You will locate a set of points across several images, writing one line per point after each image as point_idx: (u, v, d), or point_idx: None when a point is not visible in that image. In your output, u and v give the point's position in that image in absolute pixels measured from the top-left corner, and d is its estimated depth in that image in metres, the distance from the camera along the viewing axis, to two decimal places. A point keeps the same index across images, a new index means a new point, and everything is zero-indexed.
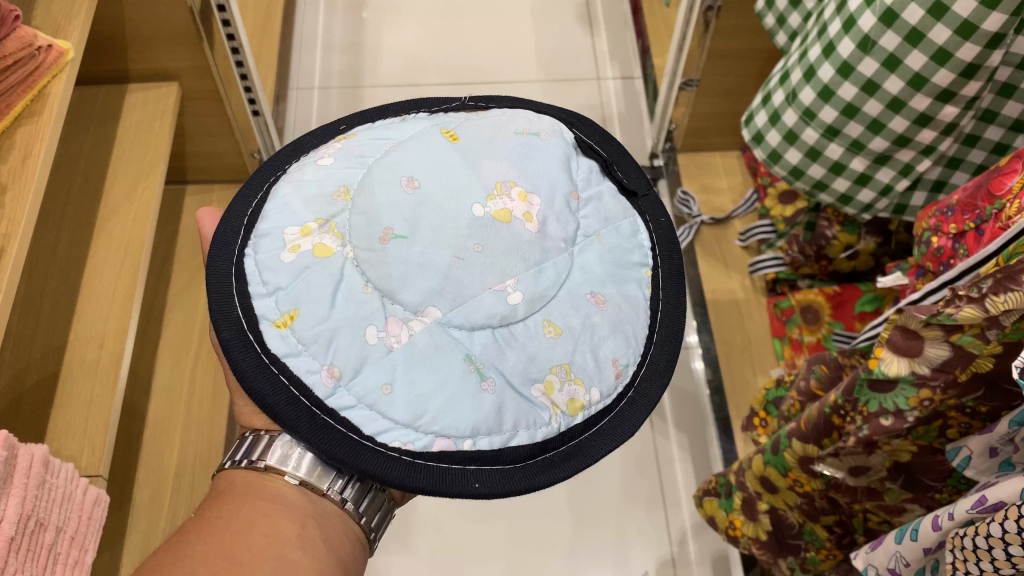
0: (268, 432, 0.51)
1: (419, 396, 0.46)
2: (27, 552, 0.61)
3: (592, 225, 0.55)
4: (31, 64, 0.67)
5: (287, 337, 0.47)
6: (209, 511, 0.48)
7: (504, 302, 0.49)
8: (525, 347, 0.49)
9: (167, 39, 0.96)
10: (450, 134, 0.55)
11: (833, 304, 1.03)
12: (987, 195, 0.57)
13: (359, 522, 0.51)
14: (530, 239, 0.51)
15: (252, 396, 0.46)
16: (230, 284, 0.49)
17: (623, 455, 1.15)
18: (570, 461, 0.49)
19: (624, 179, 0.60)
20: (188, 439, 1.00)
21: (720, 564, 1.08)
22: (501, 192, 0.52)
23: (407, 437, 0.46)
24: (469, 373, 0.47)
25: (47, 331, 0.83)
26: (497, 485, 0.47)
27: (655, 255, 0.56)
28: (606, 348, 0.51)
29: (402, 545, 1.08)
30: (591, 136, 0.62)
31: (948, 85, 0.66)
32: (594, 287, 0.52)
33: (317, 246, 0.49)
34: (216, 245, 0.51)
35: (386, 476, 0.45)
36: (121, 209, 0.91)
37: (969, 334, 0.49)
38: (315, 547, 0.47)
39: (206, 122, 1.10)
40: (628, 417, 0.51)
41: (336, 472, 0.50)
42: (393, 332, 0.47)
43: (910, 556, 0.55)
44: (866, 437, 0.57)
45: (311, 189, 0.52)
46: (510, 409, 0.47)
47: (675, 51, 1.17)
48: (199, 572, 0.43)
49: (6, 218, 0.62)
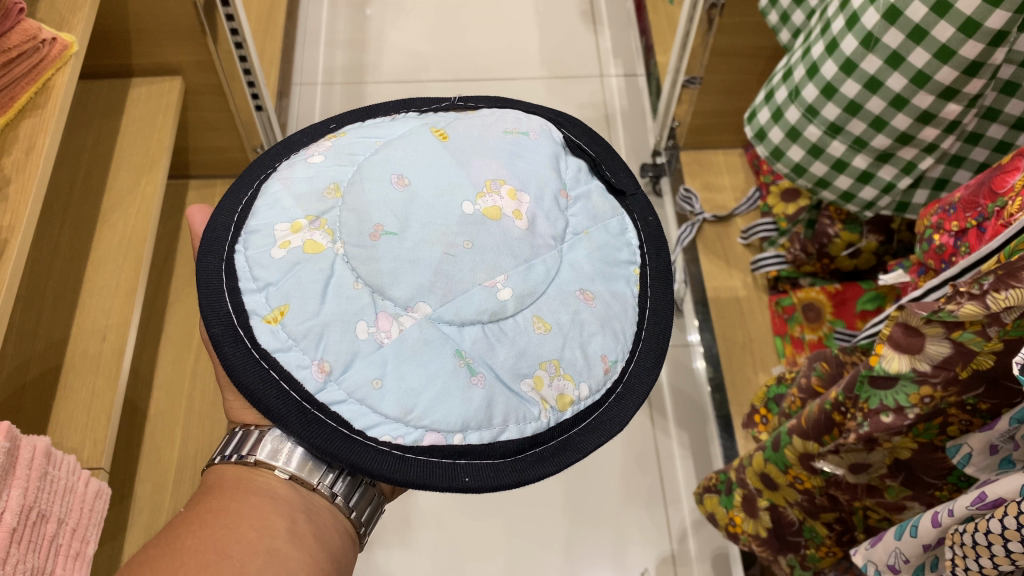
0: (257, 428, 0.51)
1: (409, 390, 0.46)
2: (28, 543, 0.62)
3: (581, 223, 0.55)
4: (35, 57, 0.67)
5: (277, 332, 0.47)
6: (198, 506, 0.47)
7: (493, 298, 0.49)
8: (515, 342, 0.49)
9: (171, 33, 0.96)
10: (439, 132, 0.55)
11: (835, 303, 1.02)
12: (989, 192, 0.57)
13: (349, 516, 0.51)
14: (519, 236, 0.51)
15: (241, 390, 0.46)
16: (220, 280, 0.49)
17: (624, 451, 1.16)
18: (559, 456, 0.49)
19: (612, 178, 0.60)
20: (189, 431, 0.99)
21: (720, 561, 1.08)
22: (490, 190, 0.52)
23: (397, 431, 0.46)
24: (458, 368, 0.47)
25: (49, 324, 0.83)
26: (486, 479, 0.47)
27: (643, 253, 0.57)
28: (595, 344, 0.51)
29: (402, 540, 1.09)
30: (580, 136, 0.62)
31: (951, 82, 0.66)
32: (583, 284, 0.52)
33: (307, 242, 0.49)
34: (205, 240, 0.51)
35: (375, 470, 0.45)
36: (124, 202, 0.92)
37: (970, 331, 0.49)
38: (304, 541, 0.47)
39: (210, 116, 1.11)
40: (617, 413, 0.51)
41: (326, 466, 0.50)
42: (383, 328, 0.47)
43: (909, 552, 0.55)
44: (866, 433, 0.57)
45: (301, 186, 0.52)
46: (499, 403, 0.47)
47: (678, 48, 1.17)
48: (187, 565, 0.42)
49: (10, 210, 0.62)
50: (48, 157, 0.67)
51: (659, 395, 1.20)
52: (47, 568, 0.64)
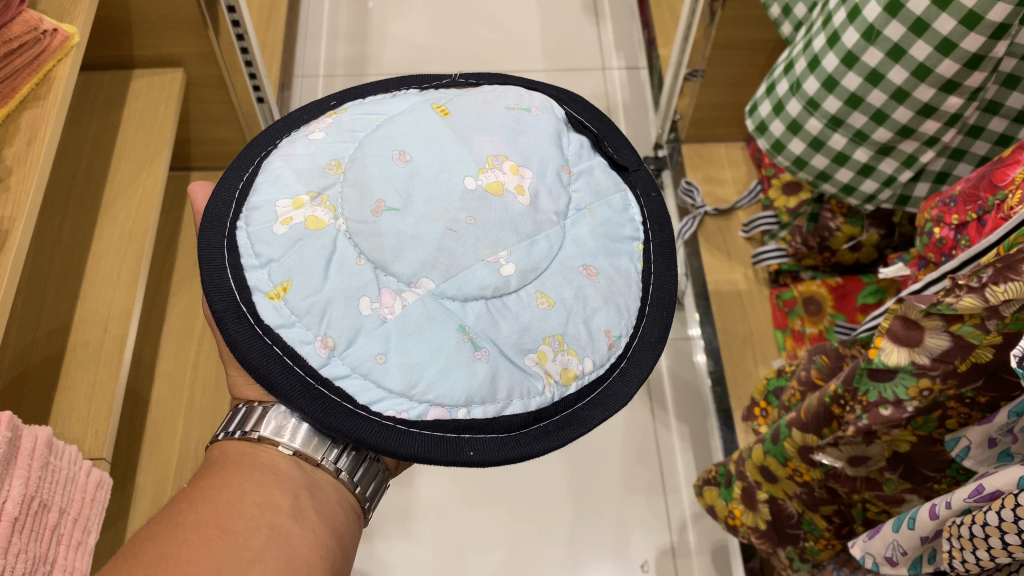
0: (262, 404, 0.51)
1: (413, 364, 0.46)
2: (30, 532, 0.62)
3: (583, 199, 0.55)
4: (36, 48, 0.67)
5: (280, 309, 0.47)
6: (201, 481, 0.47)
7: (497, 274, 0.49)
8: (518, 317, 0.49)
9: (173, 25, 0.96)
10: (441, 108, 0.55)
11: (837, 296, 1.03)
12: (989, 186, 0.57)
13: (354, 492, 0.51)
14: (522, 212, 0.51)
15: (245, 366, 0.46)
16: (222, 258, 0.49)
17: (624, 445, 1.16)
18: (564, 430, 0.49)
19: (615, 154, 0.61)
20: (190, 423, 0.99)
21: (719, 554, 1.09)
22: (492, 166, 0.52)
23: (401, 406, 0.46)
24: (462, 343, 0.47)
25: (50, 315, 0.83)
26: (491, 453, 0.46)
27: (646, 229, 0.57)
28: (599, 319, 0.51)
29: (403, 531, 1.09)
30: (582, 112, 0.62)
31: (952, 75, 0.66)
32: (586, 260, 0.53)
33: (310, 219, 0.49)
34: (206, 217, 0.51)
35: (380, 445, 0.45)
36: (125, 194, 0.92)
37: (969, 325, 0.49)
38: (308, 518, 0.47)
39: (211, 108, 1.11)
40: (621, 387, 0.52)
41: (331, 442, 0.50)
42: (386, 304, 0.47)
43: (907, 544, 0.55)
44: (866, 426, 0.58)
45: (302, 162, 0.52)
46: (504, 377, 0.48)
47: (680, 40, 1.17)
48: (190, 541, 0.42)
49: (11, 201, 0.62)
50: (49, 149, 0.67)
51: (659, 387, 1.20)
52: (48, 558, 0.64)
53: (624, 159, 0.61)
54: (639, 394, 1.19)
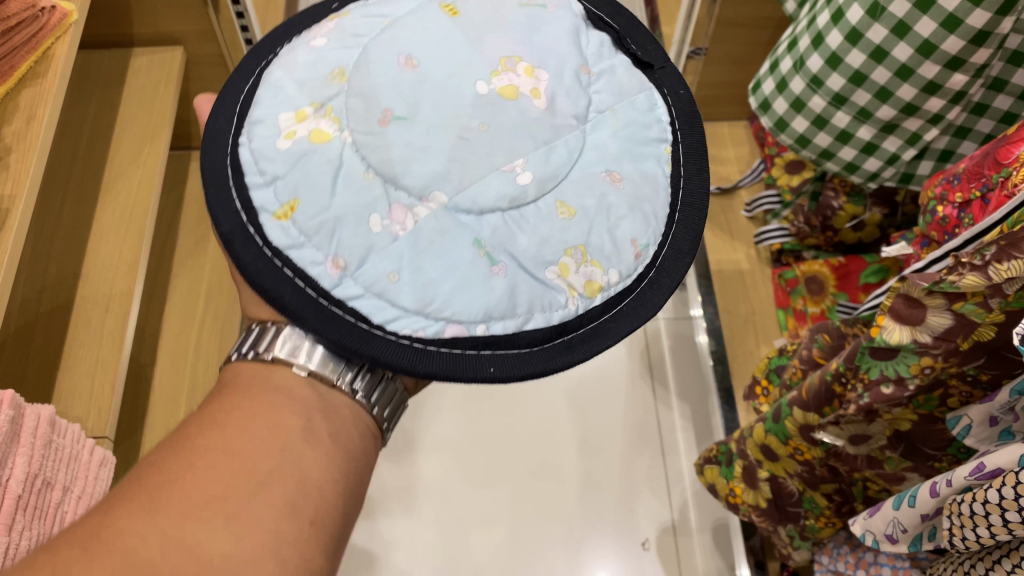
0: (274, 325, 0.49)
1: (427, 281, 0.46)
2: (35, 510, 0.62)
3: (604, 100, 0.54)
4: (35, 25, 0.67)
5: (288, 229, 0.47)
6: (213, 402, 0.46)
7: (511, 184, 0.49)
8: (536, 229, 0.49)
9: (172, 3, 0.95)
10: (451, 7, 0.54)
11: (838, 275, 1.03)
12: (994, 163, 0.56)
13: (371, 412, 0.50)
14: (537, 117, 0.51)
15: (260, 293, 0.47)
16: (228, 180, 0.49)
17: (625, 425, 1.16)
18: (589, 343, 0.50)
19: (638, 51, 0.59)
20: (192, 402, 0.99)
21: (720, 532, 1.10)
22: (505, 69, 0.52)
23: (418, 324, 0.46)
24: (479, 257, 0.47)
25: (52, 291, 0.84)
26: (512, 368, 0.47)
27: (676, 131, 0.56)
28: (624, 228, 0.51)
29: (405, 509, 1.10)
30: (602, 8, 0.61)
31: (958, 52, 0.65)
32: (608, 165, 0.52)
33: (314, 132, 0.49)
34: (208, 133, 0.51)
35: (398, 364, 0.45)
36: (126, 172, 0.91)
37: (972, 303, 0.49)
38: (321, 440, 0.46)
39: (212, 87, 1.10)
40: (649, 297, 0.52)
41: (347, 363, 0.49)
42: (397, 220, 0.47)
43: (907, 521, 0.56)
44: (867, 405, 0.58)
45: (304, 71, 0.51)
46: (523, 289, 0.48)
47: (684, 18, 1.16)
48: (199, 468, 0.42)
49: (11, 179, 0.62)
50: (48, 126, 0.66)
51: (660, 365, 1.20)
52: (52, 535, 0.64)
53: (646, 74, 0.58)
54: (641, 372, 1.20)
